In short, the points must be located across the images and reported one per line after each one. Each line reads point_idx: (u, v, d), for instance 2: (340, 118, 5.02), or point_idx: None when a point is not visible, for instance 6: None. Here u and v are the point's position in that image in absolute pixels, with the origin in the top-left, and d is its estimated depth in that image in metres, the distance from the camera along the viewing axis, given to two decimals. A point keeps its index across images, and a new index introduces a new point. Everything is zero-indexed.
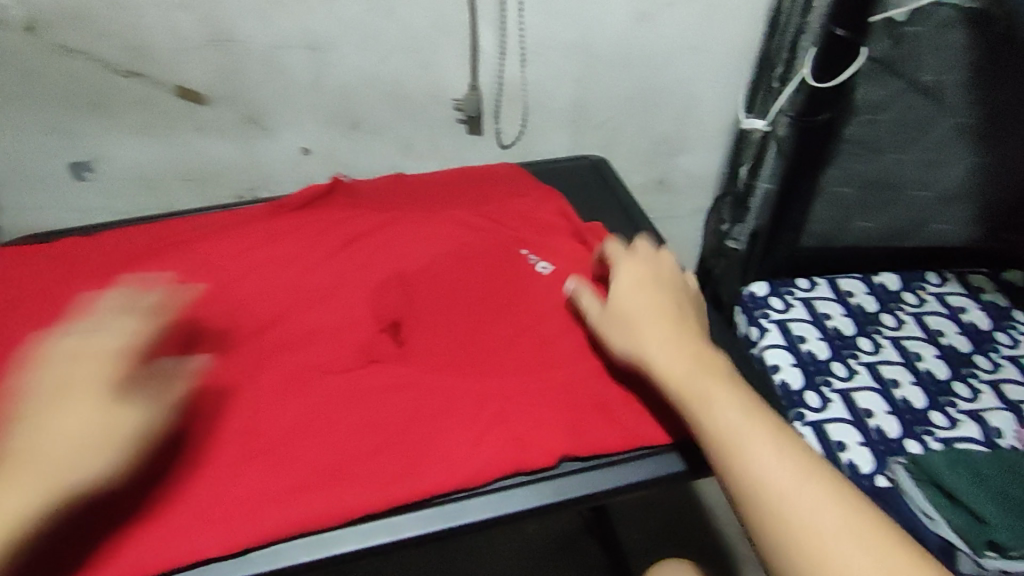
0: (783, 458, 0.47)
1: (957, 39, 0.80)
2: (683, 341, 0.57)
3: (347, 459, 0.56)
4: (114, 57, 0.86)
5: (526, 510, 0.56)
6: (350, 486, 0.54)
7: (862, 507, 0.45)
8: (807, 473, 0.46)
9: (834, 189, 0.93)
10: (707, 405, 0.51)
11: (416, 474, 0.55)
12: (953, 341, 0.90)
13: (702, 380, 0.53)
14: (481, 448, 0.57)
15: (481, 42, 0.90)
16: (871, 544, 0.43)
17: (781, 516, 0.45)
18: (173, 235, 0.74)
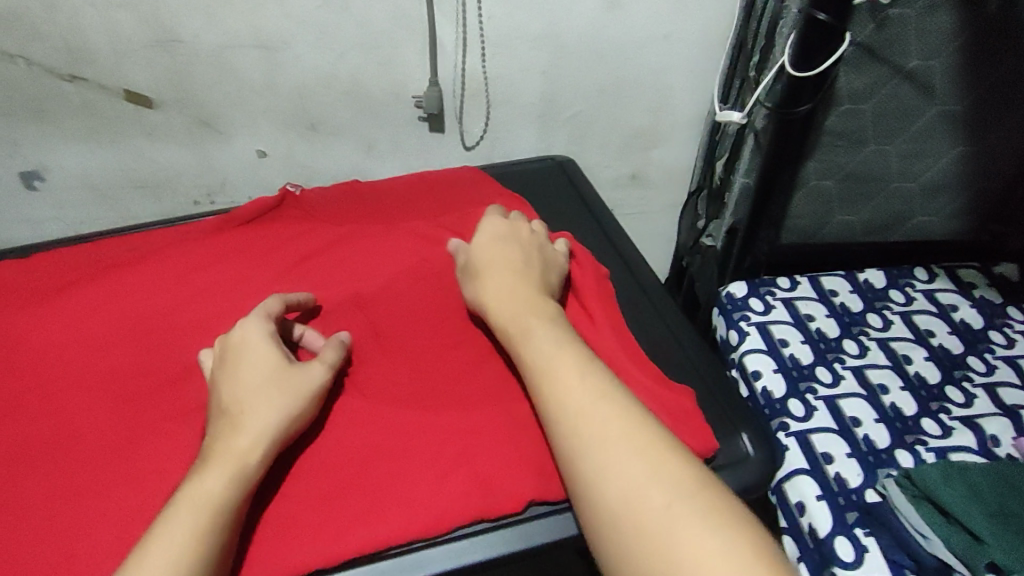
0: (628, 452, 0.45)
1: (945, 23, 0.74)
2: (513, 291, 0.59)
3: (296, 509, 0.51)
4: (52, 61, 0.80)
5: (488, 560, 0.51)
6: (297, 536, 0.50)
7: (710, 487, 0.43)
8: (655, 461, 0.44)
9: (815, 182, 0.88)
10: (554, 387, 0.50)
11: (366, 526, 0.50)
12: (943, 342, 0.85)
13: (557, 362, 0.52)
14: (439, 495, 0.51)
15: (441, 35, 0.84)
16: (710, 525, 0.41)
17: (628, 521, 0.42)
18: (108, 255, 0.69)
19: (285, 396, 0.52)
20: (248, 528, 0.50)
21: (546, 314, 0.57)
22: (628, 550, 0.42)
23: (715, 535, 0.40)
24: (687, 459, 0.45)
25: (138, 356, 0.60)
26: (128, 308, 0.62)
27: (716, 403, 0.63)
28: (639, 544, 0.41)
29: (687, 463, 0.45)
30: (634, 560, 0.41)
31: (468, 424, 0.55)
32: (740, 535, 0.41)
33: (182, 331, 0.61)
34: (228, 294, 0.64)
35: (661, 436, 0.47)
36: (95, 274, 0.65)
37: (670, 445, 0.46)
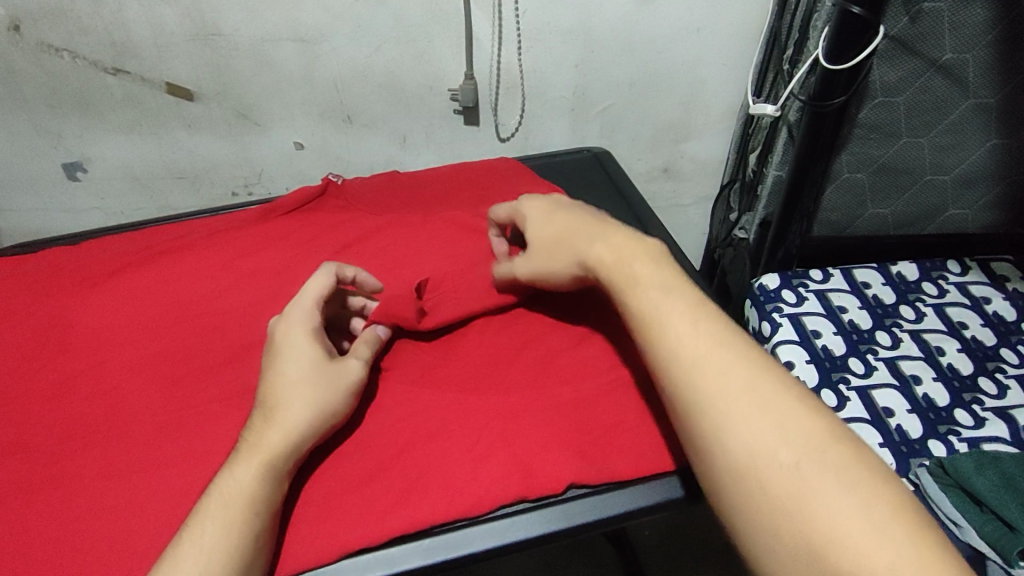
0: (751, 406, 0.43)
1: (979, 16, 0.74)
2: (596, 239, 0.56)
3: (344, 487, 0.52)
4: (97, 54, 0.82)
5: (532, 538, 0.51)
6: (345, 514, 0.51)
7: (840, 442, 0.42)
8: (779, 414, 0.43)
9: (847, 175, 0.88)
10: (666, 324, 0.48)
11: (412, 503, 0.51)
12: (977, 333, 0.85)
13: (671, 313, 0.48)
14: (481, 473, 0.52)
15: (477, 29, 0.85)
16: (846, 484, 0.39)
17: (755, 478, 0.41)
18: (155, 243, 0.71)
19: (330, 390, 0.53)
20: (295, 505, 0.51)
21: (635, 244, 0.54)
22: (755, 508, 0.41)
23: (851, 498, 0.39)
24: (812, 408, 0.43)
25: (187, 337, 0.61)
26: (178, 294, 0.64)
27: None
28: (762, 502, 0.40)
29: (815, 415, 0.43)
30: (763, 516, 0.40)
31: (511, 407, 0.56)
32: (880, 493, 0.39)
33: (231, 316, 0.63)
34: (274, 280, 0.65)
35: (783, 386, 0.44)
36: (142, 261, 0.67)
37: (793, 394, 0.44)
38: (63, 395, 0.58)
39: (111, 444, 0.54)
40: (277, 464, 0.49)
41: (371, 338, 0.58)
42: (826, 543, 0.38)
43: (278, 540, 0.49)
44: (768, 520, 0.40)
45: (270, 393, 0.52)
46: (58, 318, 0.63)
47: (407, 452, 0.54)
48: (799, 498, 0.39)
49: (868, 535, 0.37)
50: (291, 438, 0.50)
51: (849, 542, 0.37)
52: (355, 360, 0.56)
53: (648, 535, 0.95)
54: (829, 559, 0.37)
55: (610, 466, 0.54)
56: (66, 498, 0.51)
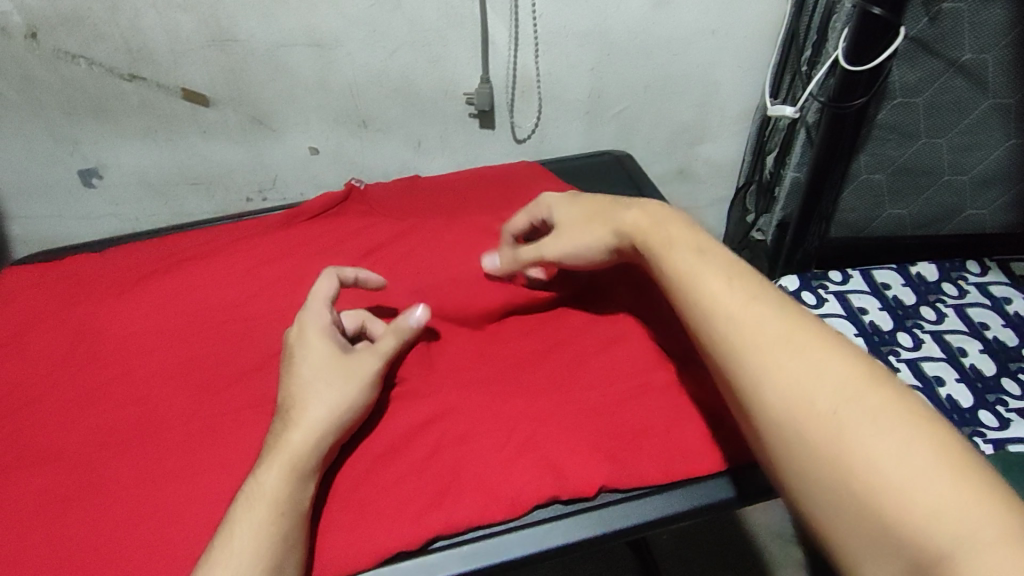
0: (788, 356, 0.41)
1: (1000, 16, 0.74)
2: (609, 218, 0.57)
3: (375, 492, 0.52)
4: (113, 61, 0.83)
5: (569, 543, 0.51)
6: (376, 519, 0.50)
7: (885, 385, 0.39)
8: (816, 360, 0.40)
9: (865, 176, 0.88)
10: (699, 295, 0.46)
11: (445, 507, 0.51)
12: (998, 334, 0.85)
13: (694, 277, 0.47)
14: (510, 476, 0.52)
15: (492, 33, 0.85)
16: (888, 426, 0.36)
17: (795, 431, 0.39)
18: (179, 249, 0.71)
19: (349, 393, 0.52)
20: (327, 511, 0.51)
21: (638, 211, 0.55)
22: (801, 462, 0.38)
23: (895, 438, 0.36)
24: (857, 356, 0.40)
25: (213, 344, 0.61)
26: (201, 300, 0.64)
27: None
28: (810, 455, 0.38)
29: (860, 362, 0.40)
30: (807, 471, 0.38)
31: (538, 411, 0.56)
32: (925, 432, 0.36)
33: (257, 322, 0.63)
34: (300, 286, 0.65)
35: (825, 336, 0.42)
36: (166, 269, 0.68)
37: (832, 340, 0.41)
38: (89, 402, 0.58)
39: (140, 452, 0.54)
40: (305, 462, 0.49)
41: (402, 327, 0.57)
42: (869, 491, 0.35)
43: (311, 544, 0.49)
44: (814, 470, 0.38)
45: (289, 401, 0.51)
46: (84, 325, 0.63)
47: (435, 454, 0.54)
48: (839, 444, 0.37)
49: (912, 475, 0.34)
50: (311, 438, 0.49)
51: (891, 487, 0.34)
52: (374, 356, 0.55)
53: (666, 540, 0.95)
54: (875, 507, 0.35)
55: (639, 470, 0.53)
56: (97, 505, 0.51)
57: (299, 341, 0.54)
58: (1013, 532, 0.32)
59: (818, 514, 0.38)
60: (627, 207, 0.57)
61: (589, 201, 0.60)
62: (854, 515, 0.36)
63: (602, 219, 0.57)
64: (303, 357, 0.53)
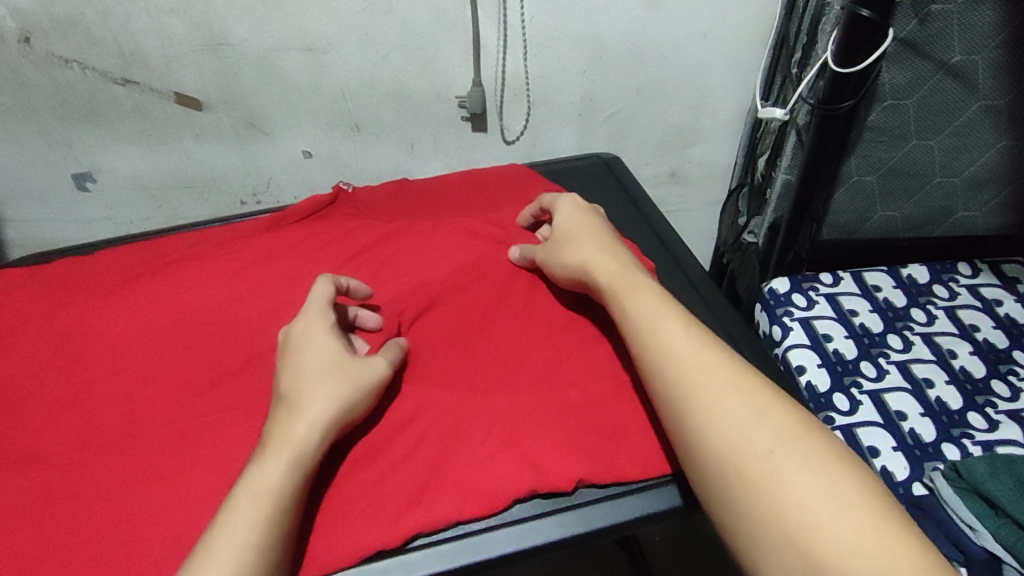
0: (732, 400, 0.45)
1: (988, 18, 0.73)
2: (584, 251, 0.61)
3: (355, 491, 0.52)
4: (107, 66, 0.83)
5: (548, 543, 0.51)
6: (356, 519, 0.50)
7: (818, 435, 0.43)
8: (760, 408, 0.44)
9: (857, 178, 0.88)
10: (656, 338, 0.51)
11: (424, 505, 0.51)
12: (988, 336, 0.84)
13: (655, 322, 0.52)
14: (490, 473, 0.52)
15: (484, 36, 0.86)
16: (819, 471, 0.41)
17: (732, 470, 0.43)
18: (168, 251, 0.71)
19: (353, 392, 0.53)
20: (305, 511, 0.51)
21: (612, 257, 0.59)
22: (736, 499, 0.42)
23: (821, 480, 0.40)
24: (793, 408, 0.45)
25: (199, 345, 0.62)
26: (188, 302, 0.64)
27: None
28: (745, 492, 0.42)
29: (794, 412, 0.45)
30: (743, 508, 0.41)
31: (519, 410, 0.56)
32: (849, 478, 0.41)
33: (243, 324, 0.63)
34: (286, 287, 0.65)
35: (765, 387, 0.47)
36: (153, 271, 0.68)
37: (772, 392, 0.46)
38: (75, 403, 0.58)
39: (125, 452, 0.55)
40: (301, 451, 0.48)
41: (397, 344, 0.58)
42: (799, 529, 0.39)
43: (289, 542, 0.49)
44: (748, 508, 0.41)
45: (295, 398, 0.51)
46: (72, 326, 0.63)
47: (416, 454, 0.54)
48: (774, 483, 0.41)
49: (833, 516, 0.39)
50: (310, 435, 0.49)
51: (816, 526, 0.39)
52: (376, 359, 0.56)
53: (659, 541, 0.95)
54: (800, 544, 0.38)
55: (619, 468, 0.54)
56: (83, 505, 0.51)
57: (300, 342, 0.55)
58: (925, 571, 0.36)
59: (746, 547, 0.41)
60: (606, 247, 0.61)
61: (581, 224, 0.64)
62: (784, 544, 0.39)
63: (578, 247, 0.61)
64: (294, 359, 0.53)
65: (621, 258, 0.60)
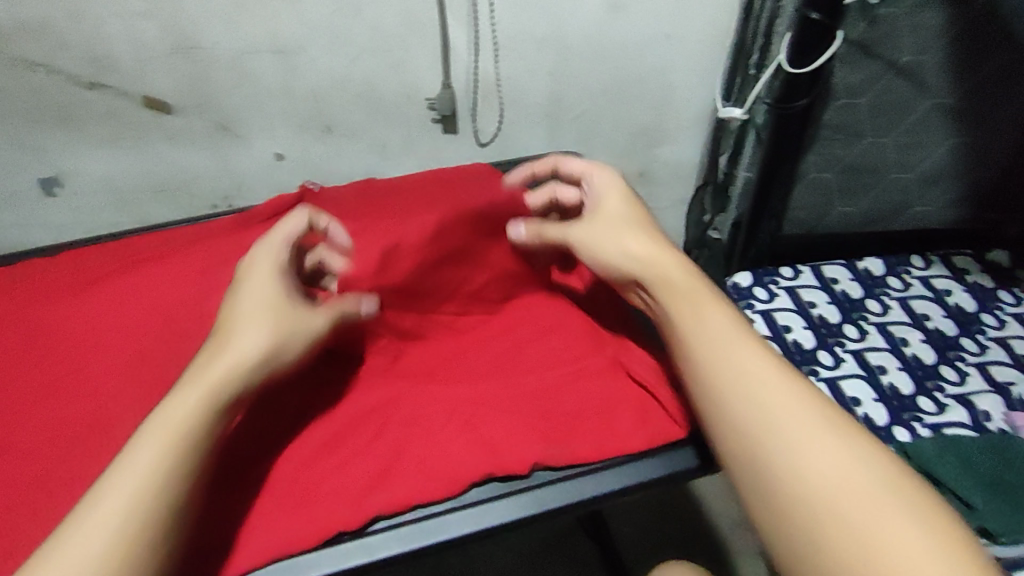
0: (773, 377, 0.45)
1: (934, 19, 0.77)
2: (615, 211, 0.57)
3: (320, 477, 0.53)
4: (76, 70, 0.83)
5: (506, 523, 0.53)
6: (320, 503, 0.52)
7: (853, 422, 0.44)
8: (800, 390, 0.45)
9: (814, 174, 0.91)
10: (696, 310, 0.49)
11: (385, 488, 0.53)
12: (939, 324, 0.88)
13: (695, 295, 0.50)
14: (450, 457, 0.54)
15: (452, 39, 0.88)
16: (858, 455, 0.41)
17: (772, 442, 0.43)
18: (138, 251, 0.72)
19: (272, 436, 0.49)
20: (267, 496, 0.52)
21: (645, 224, 0.56)
22: (771, 472, 0.42)
23: (859, 465, 0.41)
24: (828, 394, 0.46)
25: (168, 341, 0.63)
26: (158, 300, 0.65)
27: None
28: (784, 464, 0.42)
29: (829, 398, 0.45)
30: (780, 481, 0.41)
31: (481, 396, 0.58)
32: (885, 466, 0.41)
33: (212, 319, 0.64)
34: None
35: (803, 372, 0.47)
36: (123, 269, 0.69)
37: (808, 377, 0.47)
38: (44, 400, 0.59)
39: (94, 446, 0.56)
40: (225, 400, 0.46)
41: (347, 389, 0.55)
42: (836, 508, 0.39)
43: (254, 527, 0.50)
44: (784, 482, 0.41)
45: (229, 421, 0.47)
46: (41, 326, 0.64)
47: (380, 440, 0.55)
48: (815, 462, 0.41)
49: (872, 501, 0.39)
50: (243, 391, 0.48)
51: (856, 508, 0.39)
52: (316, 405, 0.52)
53: (629, 532, 1.01)
54: (837, 524, 0.39)
55: (573, 448, 0.55)
56: (51, 497, 0.52)
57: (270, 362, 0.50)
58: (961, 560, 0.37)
59: (776, 521, 0.41)
60: (637, 211, 0.57)
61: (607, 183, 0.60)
62: (822, 523, 0.39)
63: (609, 206, 0.58)
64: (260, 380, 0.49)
65: (659, 242, 0.54)
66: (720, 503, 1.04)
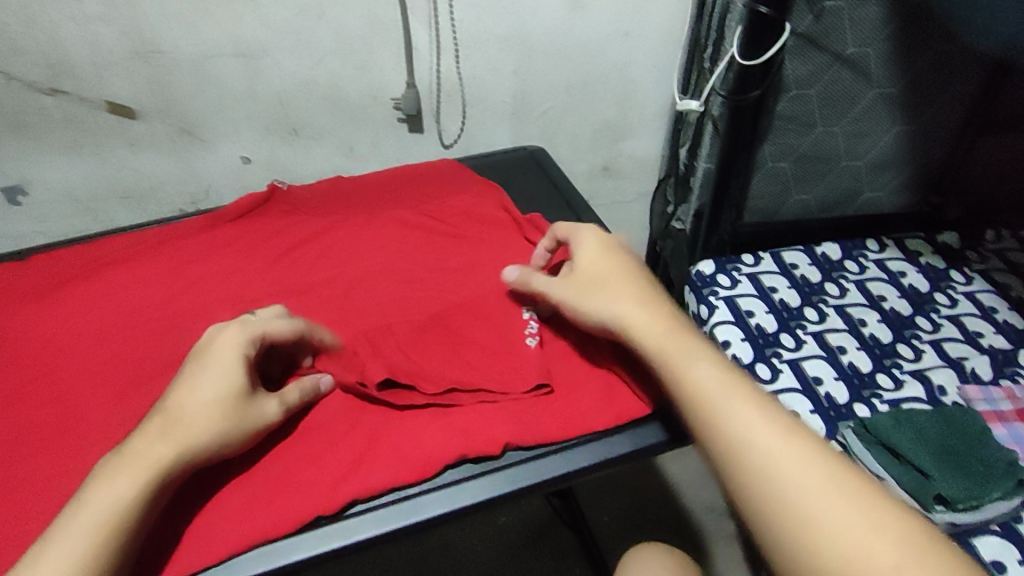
0: (755, 412, 0.48)
1: (875, 12, 0.80)
2: (604, 268, 0.59)
3: (296, 466, 0.54)
4: (33, 76, 0.82)
5: (481, 501, 0.54)
6: (297, 491, 0.52)
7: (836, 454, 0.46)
8: (779, 424, 0.47)
9: (771, 164, 0.94)
10: (677, 353, 0.52)
11: (360, 474, 0.54)
12: (894, 304, 0.92)
13: (675, 340, 0.53)
14: (424, 441, 0.55)
15: (415, 39, 0.89)
16: (843, 487, 0.44)
17: (757, 471, 0.45)
18: (105, 255, 0.72)
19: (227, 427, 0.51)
20: (241, 487, 0.52)
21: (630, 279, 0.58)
22: (760, 500, 0.44)
23: (843, 495, 0.43)
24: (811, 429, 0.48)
25: (139, 342, 0.63)
26: (128, 302, 0.66)
27: None
28: (769, 493, 0.44)
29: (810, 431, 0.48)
30: (768, 511, 0.44)
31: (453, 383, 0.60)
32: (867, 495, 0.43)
33: (183, 319, 0.64)
34: (225, 283, 0.67)
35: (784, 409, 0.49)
36: (90, 274, 0.68)
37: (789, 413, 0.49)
38: (13, 404, 0.59)
39: (67, 447, 0.56)
40: (199, 447, 0.49)
41: (307, 386, 0.57)
42: (823, 534, 0.42)
43: (229, 516, 0.51)
44: (772, 511, 0.44)
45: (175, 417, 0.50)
46: (8, 332, 0.64)
47: (356, 430, 0.56)
48: (799, 492, 0.44)
49: (856, 528, 0.41)
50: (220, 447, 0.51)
51: (841, 535, 0.41)
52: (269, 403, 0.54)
53: (608, 520, 1.03)
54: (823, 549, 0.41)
55: (543, 427, 0.57)
56: (23, 498, 0.52)
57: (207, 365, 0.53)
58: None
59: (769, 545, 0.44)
60: (624, 266, 0.59)
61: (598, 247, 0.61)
62: (810, 548, 0.42)
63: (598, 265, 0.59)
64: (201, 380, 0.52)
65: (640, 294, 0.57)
66: (694, 488, 1.07)
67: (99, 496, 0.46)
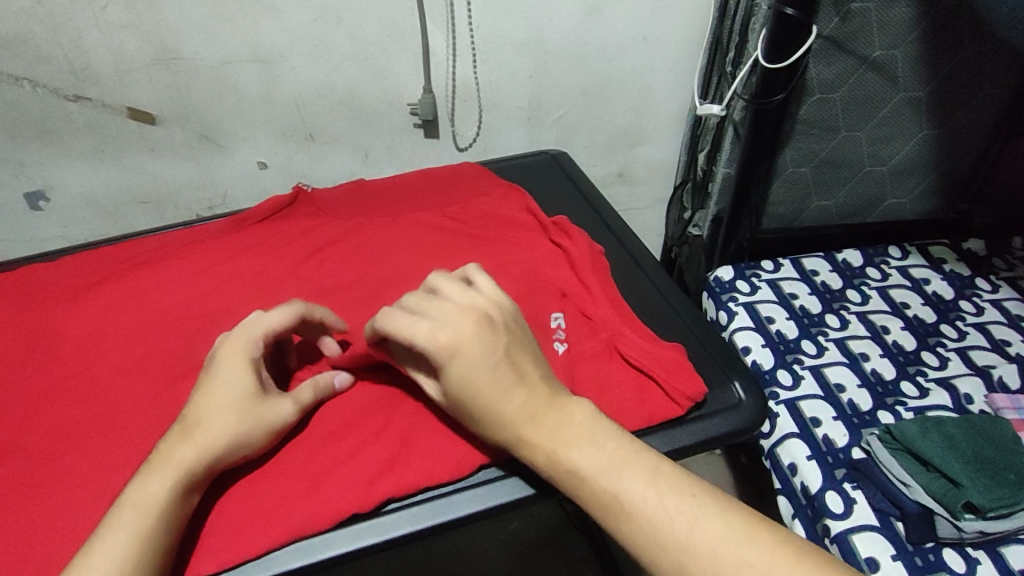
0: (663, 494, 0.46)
1: (904, 15, 0.79)
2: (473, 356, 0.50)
3: (329, 463, 0.53)
4: (57, 82, 0.83)
5: (513, 501, 0.54)
6: (329, 488, 0.52)
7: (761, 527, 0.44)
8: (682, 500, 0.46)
9: (792, 169, 0.93)
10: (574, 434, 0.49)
11: (394, 472, 0.53)
12: (918, 312, 0.91)
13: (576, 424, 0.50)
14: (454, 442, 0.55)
15: (432, 44, 0.89)
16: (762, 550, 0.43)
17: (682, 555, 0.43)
18: (128, 255, 0.72)
19: (247, 423, 0.51)
20: (273, 483, 0.52)
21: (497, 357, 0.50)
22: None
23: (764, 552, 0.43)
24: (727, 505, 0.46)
25: (164, 341, 0.63)
26: (153, 302, 0.66)
27: (711, 358, 0.65)
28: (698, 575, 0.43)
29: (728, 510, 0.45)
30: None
31: None
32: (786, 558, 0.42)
33: (208, 319, 0.64)
34: (248, 284, 0.67)
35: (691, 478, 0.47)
36: (114, 275, 0.68)
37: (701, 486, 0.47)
38: (41, 404, 0.59)
39: (95, 446, 0.55)
40: (222, 444, 0.49)
41: (324, 382, 0.57)
42: None
43: (259, 514, 0.50)
44: None
45: (194, 418, 0.50)
46: (34, 332, 0.64)
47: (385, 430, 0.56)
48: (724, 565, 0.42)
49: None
50: (238, 449, 0.50)
51: None
52: (285, 400, 0.53)
53: None
54: None
55: None
56: (53, 497, 0.52)
57: (218, 365, 0.52)
58: None
59: None
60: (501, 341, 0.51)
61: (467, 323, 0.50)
62: None
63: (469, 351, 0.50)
64: (219, 379, 0.51)
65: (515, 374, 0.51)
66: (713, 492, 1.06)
67: (138, 494, 0.46)
